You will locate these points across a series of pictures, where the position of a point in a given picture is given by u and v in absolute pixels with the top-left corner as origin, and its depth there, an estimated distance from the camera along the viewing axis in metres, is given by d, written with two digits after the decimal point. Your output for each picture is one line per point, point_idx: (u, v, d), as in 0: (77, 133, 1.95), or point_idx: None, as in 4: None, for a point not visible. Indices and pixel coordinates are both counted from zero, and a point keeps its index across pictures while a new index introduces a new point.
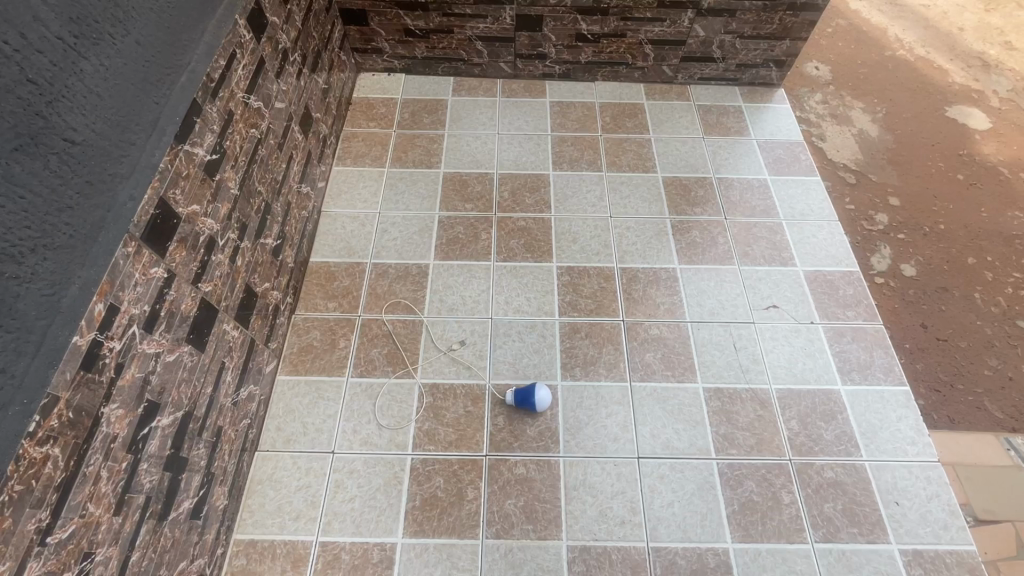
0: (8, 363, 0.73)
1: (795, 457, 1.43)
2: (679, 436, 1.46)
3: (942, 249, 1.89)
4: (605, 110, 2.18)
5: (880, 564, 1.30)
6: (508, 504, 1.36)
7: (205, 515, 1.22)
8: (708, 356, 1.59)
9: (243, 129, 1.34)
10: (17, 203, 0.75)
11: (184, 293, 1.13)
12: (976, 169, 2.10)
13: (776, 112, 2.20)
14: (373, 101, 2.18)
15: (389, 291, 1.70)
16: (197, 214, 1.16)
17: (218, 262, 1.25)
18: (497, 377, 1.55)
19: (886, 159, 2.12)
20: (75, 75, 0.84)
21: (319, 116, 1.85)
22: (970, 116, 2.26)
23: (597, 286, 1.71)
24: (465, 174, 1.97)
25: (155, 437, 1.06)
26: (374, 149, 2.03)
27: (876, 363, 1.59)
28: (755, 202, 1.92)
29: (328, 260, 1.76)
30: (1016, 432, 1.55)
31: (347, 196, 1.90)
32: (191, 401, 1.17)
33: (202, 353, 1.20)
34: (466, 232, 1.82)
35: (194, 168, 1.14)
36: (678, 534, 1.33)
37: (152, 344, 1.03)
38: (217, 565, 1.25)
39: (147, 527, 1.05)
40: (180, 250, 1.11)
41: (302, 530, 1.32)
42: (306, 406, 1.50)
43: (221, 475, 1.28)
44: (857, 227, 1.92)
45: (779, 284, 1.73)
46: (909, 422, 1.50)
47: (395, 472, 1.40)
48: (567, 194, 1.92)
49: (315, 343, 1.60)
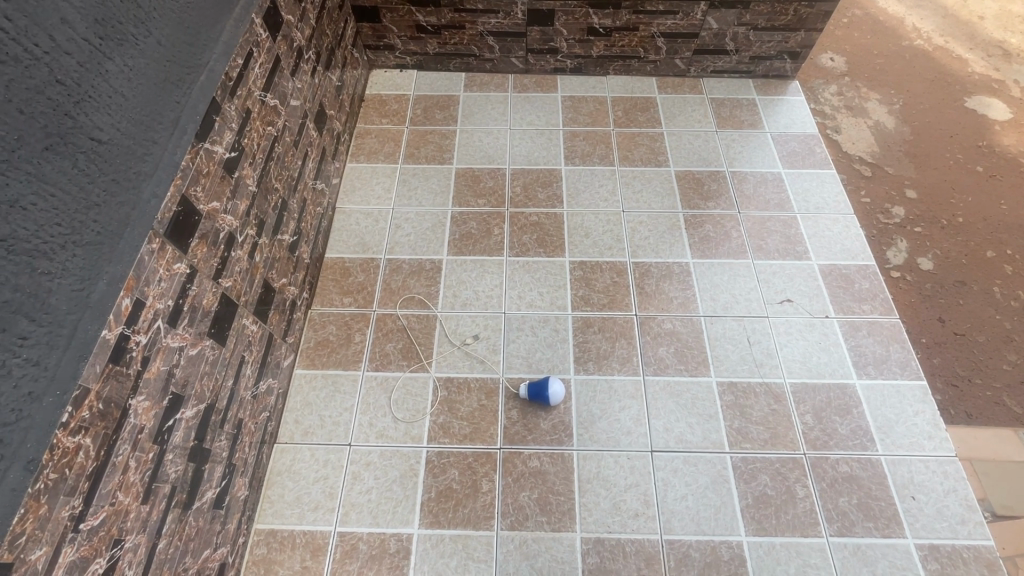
0: (42, 356, 0.76)
1: (809, 452, 1.43)
2: (691, 430, 1.46)
3: (959, 242, 1.86)
4: (617, 104, 2.17)
5: (895, 559, 1.30)
6: (522, 497, 1.37)
7: (227, 505, 1.24)
8: (722, 350, 1.59)
9: (260, 126, 1.36)
10: (48, 201, 0.77)
11: (206, 289, 1.15)
12: (995, 160, 2.07)
13: (791, 105, 2.18)
14: (386, 97, 2.19)
15: (403, 286, 1.72)
16: (217, 211, 1.18)
17: (236, 258, 1.27)
18: (510, 370, 1.56)
19: (903, 151, 2.09)
20: (100, 76, 0.86)
21: (333, 113, 1.87)
22: (990, 107, 2.22)
23: (609, 281, 1.72)
24: (478, 169, 1.98)
25: (179, 428, 1.08)
26: (387, 145, 2.04)
27: (892, 358, 1.58)
28: (769, 196, 1.90)
29: (343, 255, 1.78)
30: None
31: (361, 192, 1.92)
32: (213, 394, 1.19)
33: (222, 348, 1.22)
34: (479, 228, 1.83)
35: (214, 166, 1.16)
36: (692, 528, 1.34)
37: (176, 338, 1.06)
38: (239, 554, 1.29)
39: (173, 516, 1.08)
40: (202, 247, 1.13)
41: (321, 521, 1.35)
42: (323, 400, 1.52)
43: (242, 466, 1.31)
44: (873, 219, 1.90)
45: (793, 279, 1.72)
46: (926, 416, 1.49)
47: (411, 464, 1.42)
48: (579, 189, 1.92)
49: (331, 338, 1.62)
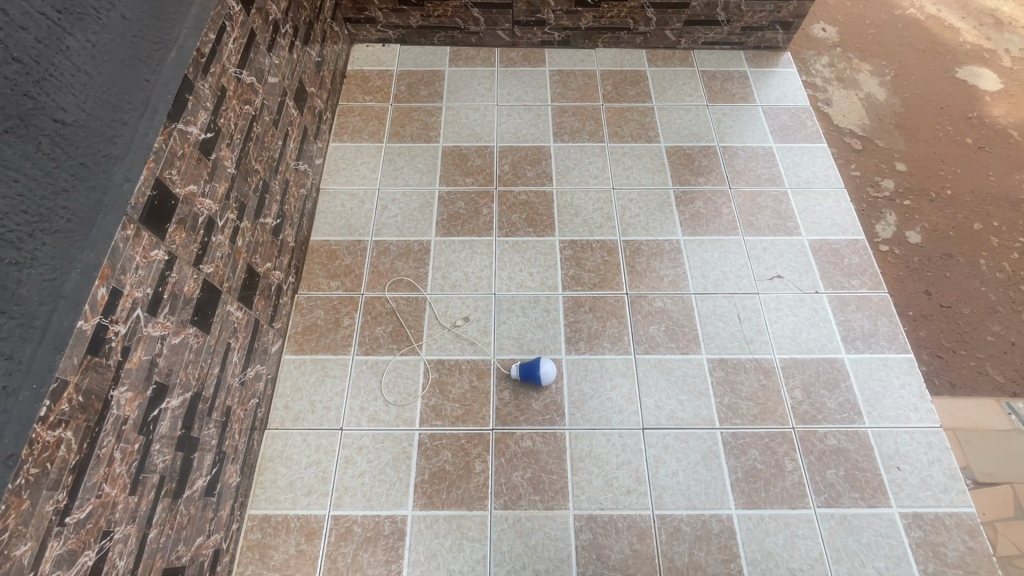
0: (15, 348, 0.73)
1: (798, 426, 1.45)
2: (682, 407, 1.47)
3: (947, 215, 1.86)
4: (606, 78, 2.12)
5: (880, 527, 1.33)
6: (515, 476, 1.38)
7: (218, 493, 1.23)
8: (712, 328, 1.59)
9: (237, 105, 1.31)
10: (11, 187, 0.74)
11: (186, 276, 1.12)
12: (984, 132, 2.06)
13: (782, 77, 2.14)
14: (369, 73, 2.12)
15: (391, 268, 1.69)
16: (194, 194, 1.14)
17: (218, 244, 1.24)
18: (501, 352, 1.55)
19: (893, 123, 2.07)
20: (61, 53, 0.82)
21: (314, 90, 1.81)
22: (980, 77, 2.20)
23: (600, 260, 1.70)
24: (465, 148, 1.93)
25: (165, 418, 1.06)
26: (371, 124, 1.99)
27: (880, 332, 1.59)
28: (760, 171, 1.89)
29: (329, 238, 1.75)
30: (1017, 396, 1.56)
31: (345, 172, 1.88)
32: (199, 382, 1.17)
33: (207, 336, 1.19)
34: (467, 208, 1.80)
35: (189, 147, 1.12)
36: (682, 502, 1.35)
37: (157, 327, 1.03)
38: (233, 540, 1.28)
39: (163, 505, 1.06)
40: (180, 232, 1.10)
41: (314, 504, 1.35)
42: (313, 385, 1.51)
43: (232, 453, 1.30)
44: (863, 193, 1.89)
45: (784, 255, 1.72)
46: (912, 388, 1.51)
47: (403, 447, 1.42)
48: (568, 166, 1.89)
49: (319, 322, 1.60)
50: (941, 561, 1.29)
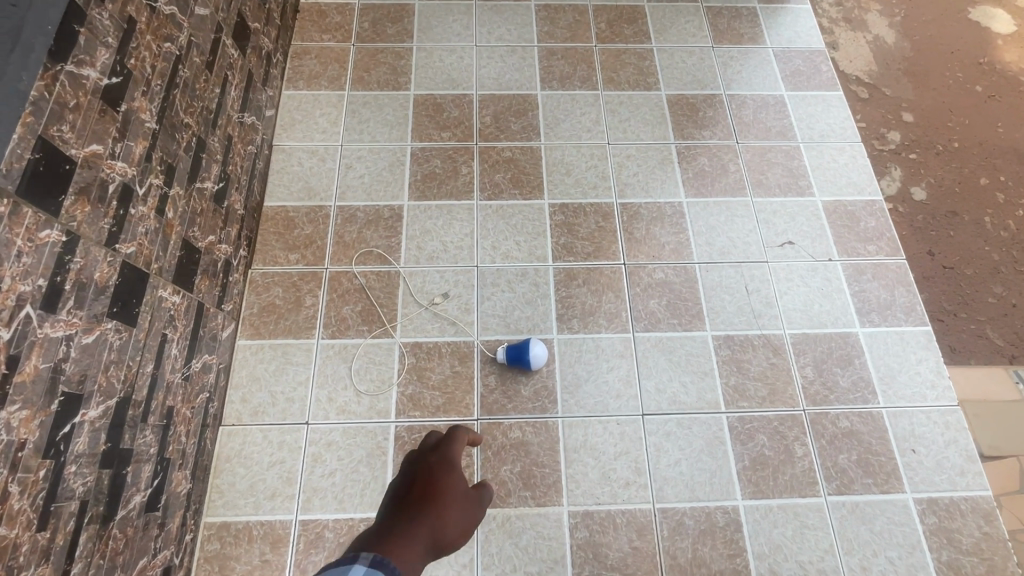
0: None
1: (809, 407, 1.34)
2: (686, 390, 1.35)
3: (953, 169, 1.71)
4: (599, 14, 1.86)
5: (894, 515, 1.25)
6: (504, 471, 1.25)
7: (162, 506, 1.08)
8: (718, 301, 1.45)
9: (154, 42, 1.05)
10: None
11: (97, 259, 0.91)
12: (998, 79, 1.88)
13: (794, 15, 1.91)
14: (326, 7, 1.82)
15: (359, 238, 1.49)
16: (100, 156, 0.91)
17: (140, 217, 1.02)
18: (485, 332, 1.39)
19: (902, 70, 1.88)
20: None
21: (259, 27, 1.52)
22: (994, 19, 2.00)
23: (594, 226, 1.52)
24: (440, 96, 1.69)
25: (82, 434, 0.88)
26: (330, 68, 1.72)
27: (897, 303, 1.47)
28: (770, 123, 1.70)
29: (285, 203, 1.52)
30: (1016, 361, 1.46)
31: (302, 126, 1.63)
32: (128, 385, 0.98)
33: (133, 330, 1.00)
34: (443, 166, 1.58)
35: (86, 96, 0.87)
36: (685, 494, 1.25)
37: (59, 326, 0.83)
38: (187, 553, 1.14)
39: (89, 533, 0.90)
40: (83, 206, 0.88)
41: (279, 509, 1.21)
42: (273, 374, 1.33)
43: (178, 459, 1.13)
44: (869, 146, 1.72)
45: (796, 218, 1.56)
46: (929, 364, 1.41)
47: (377, 442, 1.27)
48: (558, 118, 1.67)
49: (278, 301, 1.41)
50: (955, 548, 1.22)
